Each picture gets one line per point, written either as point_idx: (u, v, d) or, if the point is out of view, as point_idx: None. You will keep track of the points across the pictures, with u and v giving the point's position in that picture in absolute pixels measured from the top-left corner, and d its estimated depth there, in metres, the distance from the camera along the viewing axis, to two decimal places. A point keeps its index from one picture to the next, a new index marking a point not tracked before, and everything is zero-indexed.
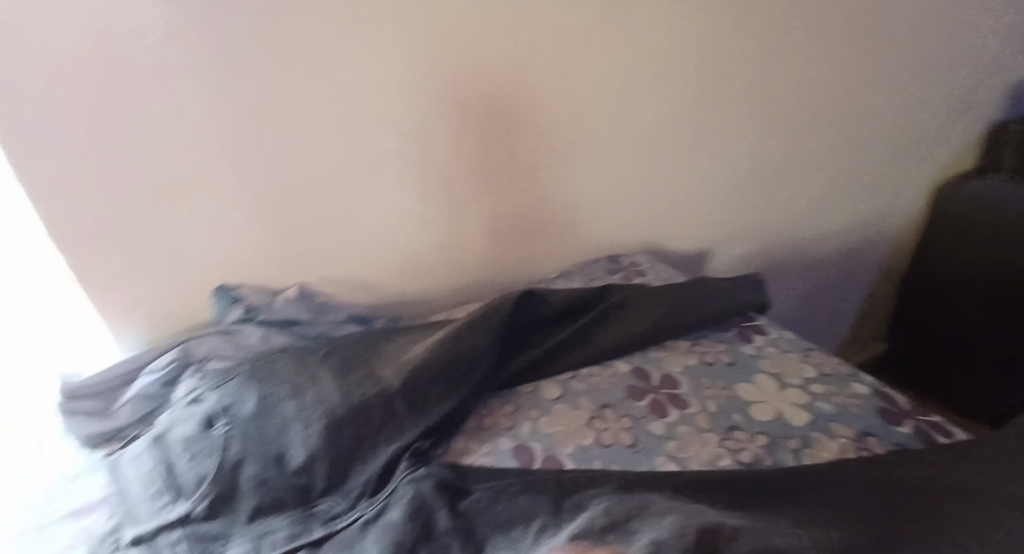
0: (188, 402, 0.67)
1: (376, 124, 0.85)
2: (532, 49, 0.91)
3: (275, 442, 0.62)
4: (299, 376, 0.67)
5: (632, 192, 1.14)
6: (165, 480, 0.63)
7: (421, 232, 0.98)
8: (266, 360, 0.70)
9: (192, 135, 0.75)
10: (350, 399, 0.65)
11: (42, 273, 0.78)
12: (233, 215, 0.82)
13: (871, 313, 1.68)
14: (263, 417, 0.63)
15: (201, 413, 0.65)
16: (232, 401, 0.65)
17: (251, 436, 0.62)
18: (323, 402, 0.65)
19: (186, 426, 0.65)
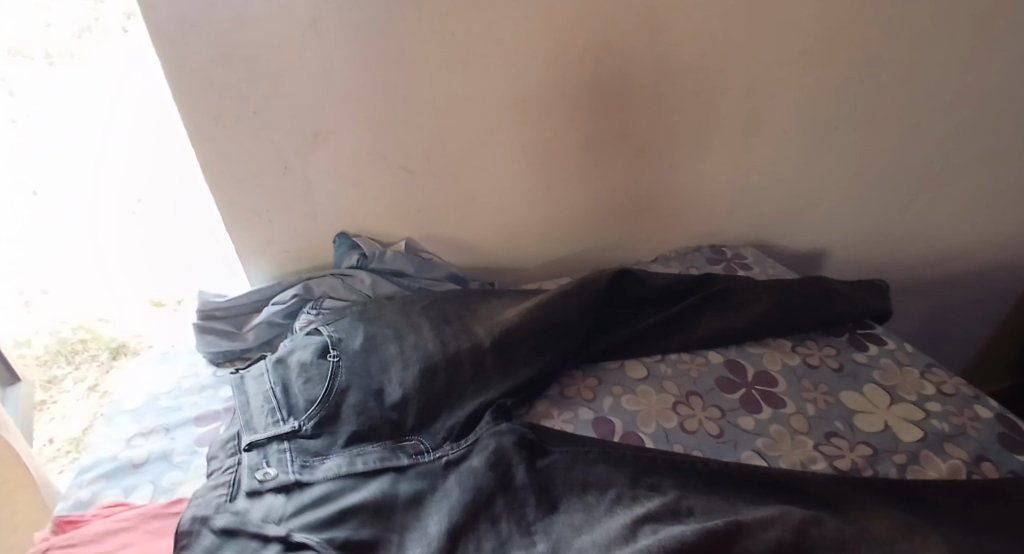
0: (307, 332, 0.75)
1: (499, 92, 0.87)
2: (667, 25, 0.88)
3: (377, 377, 0.69)
4: (402, 325, 0.75)
5: (748, 180, 1.09)
6: (279, 398, 0.68)
7: (527, 202, 0.99)
8: (376, 308, 0.79)
9: (330, 89, 0.81)
10: (446, 348, 0.72)
11: (196, 213, 0.96)
12: (356, 167, 0.88)
13: (1007, 342, 1.50)
14: (368, 352, 0.72)
15: (318, 343, 0.73)
16: (344, 336, 0.74)
17: (359, 367, 0.70)
18: (421, 348, 0.72)
19: (304, 352, 0.72)
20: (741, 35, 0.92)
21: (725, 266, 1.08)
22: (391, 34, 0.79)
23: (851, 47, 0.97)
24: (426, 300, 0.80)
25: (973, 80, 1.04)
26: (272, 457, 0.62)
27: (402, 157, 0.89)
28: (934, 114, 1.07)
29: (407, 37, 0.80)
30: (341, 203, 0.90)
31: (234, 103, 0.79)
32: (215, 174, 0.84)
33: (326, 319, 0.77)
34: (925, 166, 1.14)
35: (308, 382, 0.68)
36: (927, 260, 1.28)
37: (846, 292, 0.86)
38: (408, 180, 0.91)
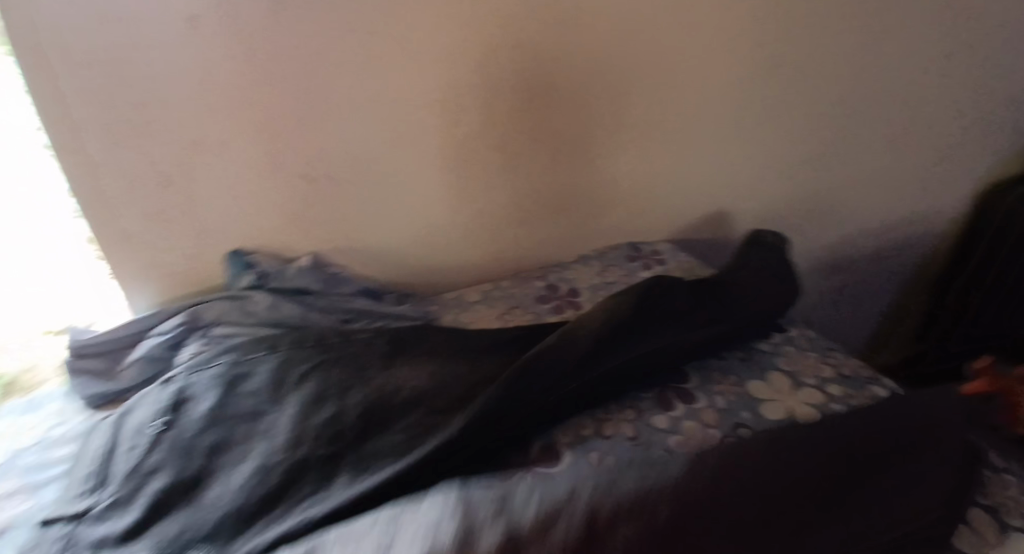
0: (162, 382, 0.68)
1: (402, 94, 0.84)
2: (571, 22, 0.87)
3: (201, 461, 0.61)
4: (265, 396, 0.65)
5: (659, 177, 1.10)
6: (99, 462, 0.62)
7: (440, 207, 0.96)
8: (247, 358, 0.68)
9: (213, 95, 0.75)
10: (302, 443, 0.61)
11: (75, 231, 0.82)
12: (249, 178, 0.82)
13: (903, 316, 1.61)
14: (213, 429, 0.63)
15: (163, 402, 0.65)
16: (195, 396, 0.65)
17: (185, 448, 0.61)
18: (271, 437, 0.62)
19: (146, 411, 0.65)
20: (644, 32, 0.93)
21: (643, 262, 1.09)
22: (278, 34, 0.74)
23: (746, 42, 1.01)
24: (305, 352, 0.69)
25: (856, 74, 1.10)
26: (59, 531, 0.57)
27: (299, 165, 0.83)
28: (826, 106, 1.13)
29: (299, 36, 0.75)
30: (234, 217, 0.84)
31: (104, 112, 0.72)
32: (89, 191, 0.76)
33: (195, 364, 0.68)
34: (818, 155, 1.21)
35: (132, 449, 0.62)
36: (828, 244, 1.35)
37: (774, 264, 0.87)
38: (308, 189, 0.86)
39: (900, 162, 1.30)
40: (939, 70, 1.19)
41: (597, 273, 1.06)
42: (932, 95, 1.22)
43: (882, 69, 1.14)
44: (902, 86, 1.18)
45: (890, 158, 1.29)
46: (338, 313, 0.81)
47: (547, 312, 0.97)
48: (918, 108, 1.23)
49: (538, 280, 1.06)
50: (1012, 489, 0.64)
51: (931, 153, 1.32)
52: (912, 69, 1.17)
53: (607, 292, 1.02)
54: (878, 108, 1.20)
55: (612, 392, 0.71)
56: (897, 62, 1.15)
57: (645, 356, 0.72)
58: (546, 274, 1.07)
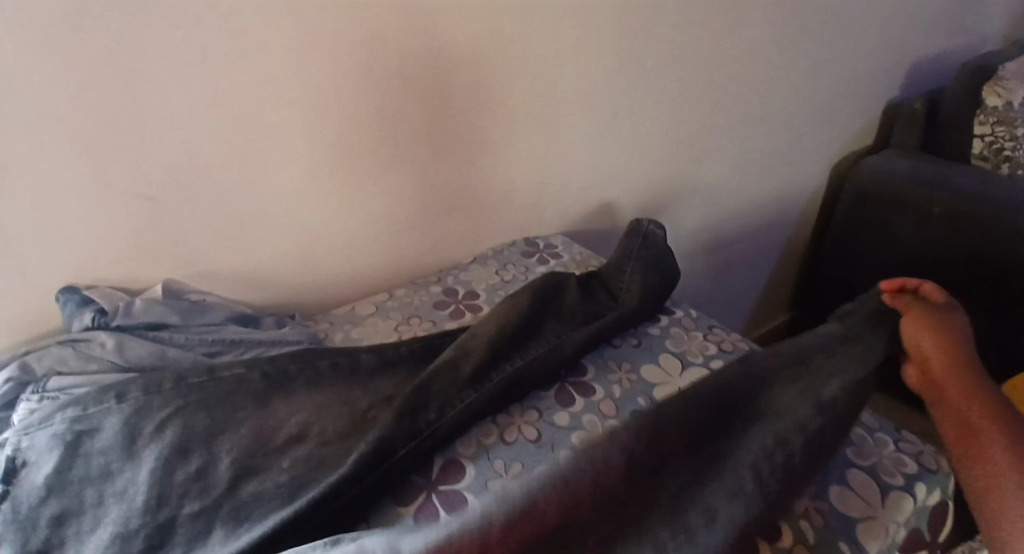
0: None
1: (257, 98, 0.76)
2: (436, 15, 0.84)
3: (45, 536, 0.51)
4: (116, 453, 0.56)
5: (543, 170, 1.09)
6: None
7: (317, 219, 0.90)
8: (94, 409, 0.57)
9: (24, 112, 0.64)
10: (166, 503, 0.53)
11: None
12: (81, 204, 0.71)
13: (782, 282, 1.73)
14: (56, 497, 0.53)
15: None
16: (31, 461, 0.55)
17: (23, 522, 0.52)
18: (127, 500, 0.53)
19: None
20: (513, 24, 0.91)
21: (539, 256, 1.08)
22: (97, 37, 0.64)
23: (614, 31, 1.02)
24: (164, 396, 0.60)
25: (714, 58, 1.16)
26: None
27: (141, 185, 0.74)
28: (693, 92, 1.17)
29: (122, 40, 0.65)
30: (66, 248, 0.73)
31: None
32: None
33: (27, 425, 0.57)
34: (693, 138, 1.26)
35: None
36: (711, 223, 1.42)
37: (663, 244, 0.87)
38: (157, 210, 0.76)
39: (764, 140, 1.38)
40: (787, 51, 1.27)
41: (493, 272, 1.04)
42: (784, 76, 1.31)
43: (738, 53, 1.20)
44: (757, 68, 1.25)
45: (756, 137, 1.36)
46: (202, 346, 0.73)
47: (445, 318, 0.94)
48: (773, 89, 1.31)
49: (434, 286, 1.02)
50: (889, 446, 0.68)
51: (789, 130, 1.41)
52: (764, 52, 1.24)
53: (504, 290, 1.00)
54: (739, 90, 1.26)
55: (518, 397, 0.69)
56: (752, 46, 1.21)
57: (545, 357, 0.71)
58: (439, 278, 1.04)
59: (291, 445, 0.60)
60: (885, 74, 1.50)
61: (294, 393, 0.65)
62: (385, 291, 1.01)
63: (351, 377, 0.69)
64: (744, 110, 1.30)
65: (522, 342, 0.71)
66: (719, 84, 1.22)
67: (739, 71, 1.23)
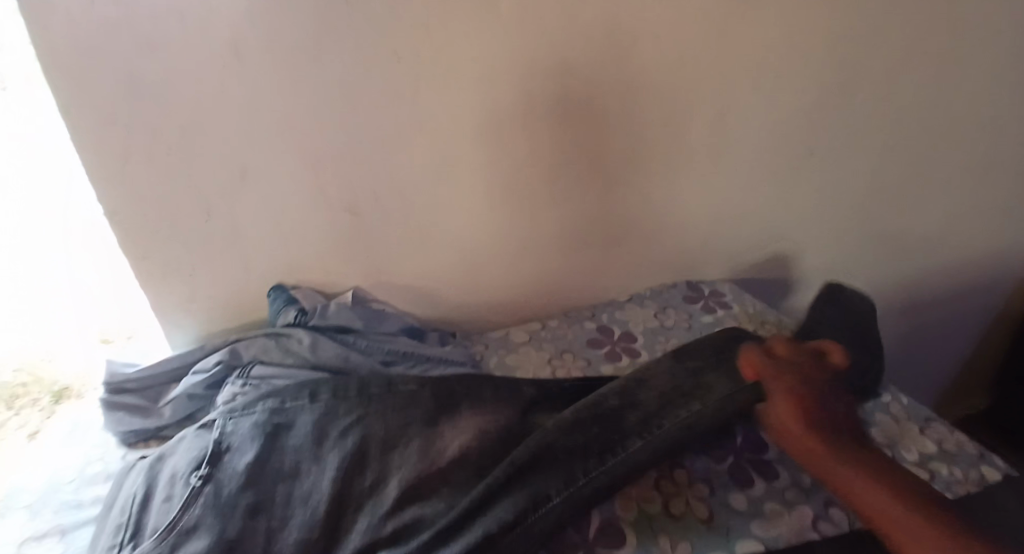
0: (201, 428, 0.65)
1: (453, 123, 0.79)
2: (635, 47, 0.82)
3: (239, 524, 0.56)
4: (306, 453, 0.61)
5: (720, 213, 1.03)
6: (135, 513, 0.58)
7: (490, 240, 0.91)
8: (291, 406, 0.65)
9: (262, 126, 0.71)
10: (344, 512, 0.58)
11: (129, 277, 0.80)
12: (295, 213, 0.78)
13: (974, 362, 1.50)
14: (252, 485, 0.59)
15: (201, 452, 0.62)
16: (234, 447, 0.62)
17: (223, 506, 0.57)
18: (312, 501, 0.58)
19: (182, 459, 0.62)
20: (712, 59, 0.87)
21: (703, 304, 1.02)
22: (328, 63, 0.70)
23: (820, 69, 0.94)
24: (347, 402, 0.65)
25: (927, 106, 1.04)
26: None
27: (347, 198, 0.79)
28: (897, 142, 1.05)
29: (353, 62, 0.71)
30: (276, 249, 0.80)
31: (149, 141, 0.69)
32: (127, 223, 0.73)
33: (232, 411, 0.65)
34: (892, 191, 1.13)
35: (168, 502, 0.58)
36: (904, 287, 1.26)
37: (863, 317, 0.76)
38: (356, 221, 0.81)
39: (981, 200, 1.20)
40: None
41: (652, 315, 0.99)
42: (1017, 129, 1.13)
43: (961, 101, 1.06)
44: (983, 119, 1.09)
45: (971, 197, 1.19)
46: (380, 354, 0.77)
47: (600, 359, 0.90)
48: (1000, 143, 1.14)
49: (589, 321, 0.99)
50: None
51: (1015, 190, 1.21)
52: (995, 101, 1.08)
53: (664, 337, 0.94)
54: (958, 143, 1.11)
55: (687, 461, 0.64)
56: (980, 94, 1.06)
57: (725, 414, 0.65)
58: (599, 313, 1.01)
59: (453, 470, 0.61)
60: None
61: (457, 413, 0.66)
62: (543, 321, 1.00)
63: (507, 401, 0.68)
64: (961, 163, 1.14)
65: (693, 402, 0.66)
66: (932, 134, 1.08)
67: (959, 121, 1.08)
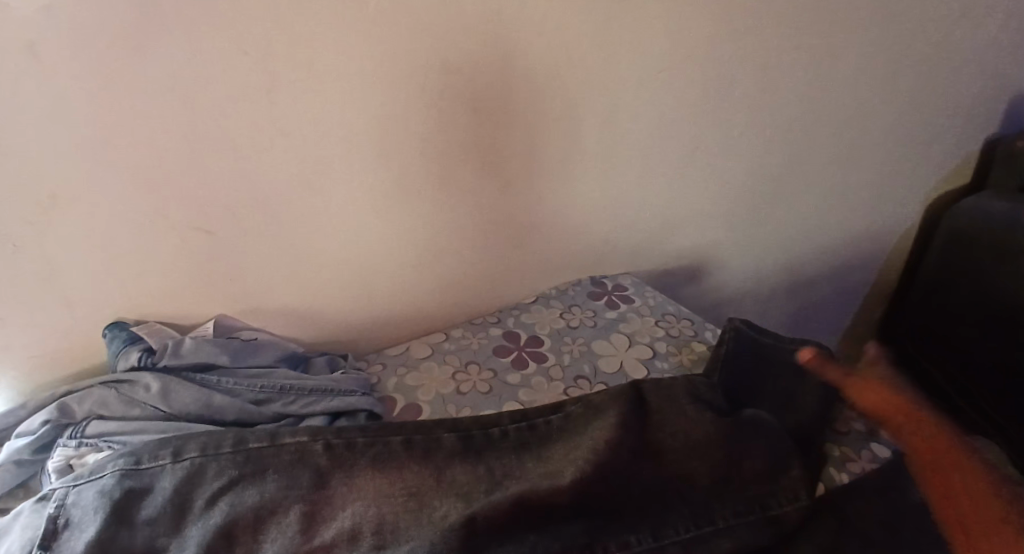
0: (37, 499, 0.54)
1: (317, 127, 0.71)
2: (511, 35, 0.77)
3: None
4: (164, 528, 0.52)
5: (617, 205, 1.01)
6: None
7: (374, 249, 0.83)
8: (153, 468, 0.55)
9: (81, 139, 0.60)
10: None
11: None
12: (136, 237, 0.67)
13: (858, 327, 1.59)
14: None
15: (33, 531, 0.51)
16: (74, 523, 0.51)
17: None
18: None
19: (15, 542, 0.51)
20: (592, 49, 0.84)
21: (607, 299, 1.00)
22: (158, 61, 0.60)
23: (700, 57, 0.93)
24: (219, 462, 0.56)
25: (802, 90, 1.07)
26: None
27: (197, 215, 0.69)
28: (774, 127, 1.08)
29: (181, 59, 0.60)
30: (116, 279, 0.68)
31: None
32: None
33: (77, 477, 0.54)
34: (777, 175, 1.15)
35: None
36: (792, 264, 1.31)
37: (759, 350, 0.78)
38: (214, 242, 0.71)
39: (856, 178, 1.26)
40: (887, 82, 1.15)
41: (558, 314, 0.96)
42: (882, 109, 1.19)
43: (832, 84, 1.09)
44: (852, 101, 1.14)
45: (847, 175, 1.24)
46: (250, 392, 0.68)
47: (506, 368, 0.85)
48: (868, 123, 1.19)
49: (492, 328, 0.93)
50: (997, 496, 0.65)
51: (882, 167, 1.28)
52: (862, 83, 1.12)
53: (571, 337, 0.91)
54: (832, 125, 1.15)
55: (620, 519, 0.59)
56: (848, 77, 1.10)
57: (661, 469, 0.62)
58: (505, 318, 0.96)
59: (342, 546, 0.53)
60: (995, 107, 1.34)
61: (354, 472, 0.58)
62: (443, 332, 0.94)
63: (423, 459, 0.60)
64: (836, 145, 1.18)
65: (632, 441, 0.61)
66: (809, 117, 1.11)
67: (832, 104, 1.12)
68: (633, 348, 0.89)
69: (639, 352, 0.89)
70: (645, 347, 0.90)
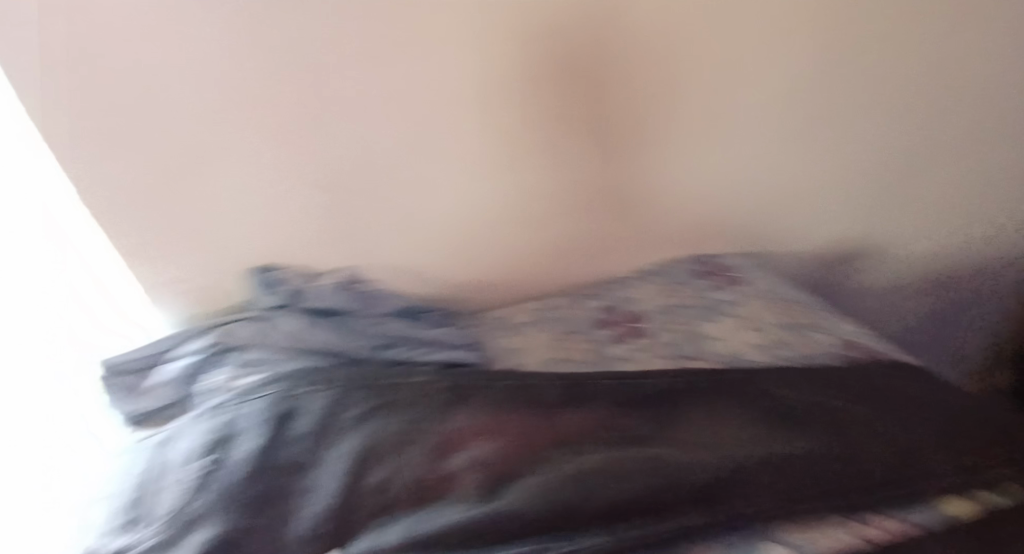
0: (208, 407, 0.60)
1: (437, 87, 0.73)
2: (643, 16, 0.74)
3: (244, 520, 0.54)
4: (316, 442, 0.58)
5: (740, 185, 0.94)
6: (145, 491, 0.56)
7: (485, 213, 0.85)
8: (307, 396, 0.61)
9: (233, 96, 0.66)
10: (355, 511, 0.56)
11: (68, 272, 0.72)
12: (276, 187, 0.73)
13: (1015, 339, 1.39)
14: (257, 478, 0.56)
15: (209, 434, 0.58)
16: (243, 432, 0.58)
17: (229, 501, 0.55)
18: (323, 493, 0.56)
19: (191, 441, 0.58)
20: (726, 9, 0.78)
21: (725, 278, 0.98)
22: (300, 24, 0.64)
23: (851, 36, 0.85)
24: (360, 393, 0.62)
25: (963, 61, 0.95)
26: None
27: (325, 171, 0.74)
28: (924, 102, 0.97)
29: (320, 21, 0.65)
30: (257, 227, 0.75)
31: (108, 121, 0.64)
32: (99, 204, 0.68)
33: (241, 394, 0.61)
34: (922, 156, 1.04)
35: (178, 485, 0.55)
36: (930, 256, 1.19)
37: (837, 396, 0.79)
38: (340, 196, 0.77)
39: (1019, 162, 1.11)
40: None
41: (662, 291, 0.95)
42: None
43: (1000, 54, 0.96)
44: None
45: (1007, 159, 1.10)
46: (371, 338, 0.73)
47: (608, 340, 0.85)
48: None
49: (593, 300, 0.94)
50: None
51: None
52: None
53: (679, 315, 0.92)
54: (994, 101, 1.02)
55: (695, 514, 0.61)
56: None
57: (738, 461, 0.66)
58: (608, 292, 0.95)
59: (468, 473, 0.59)
60: None
61: (475, 411, 0.63)
62: (545, 301, 0.95)
63: (531, 410, 0.66)
64: (997, 124, 1.05)
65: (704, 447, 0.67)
66: (966, 92, 0.99)
67: (998, 77, 0.99)
68: (749, 334, 0.89)
69: (756, 339, 0.90)
70: None
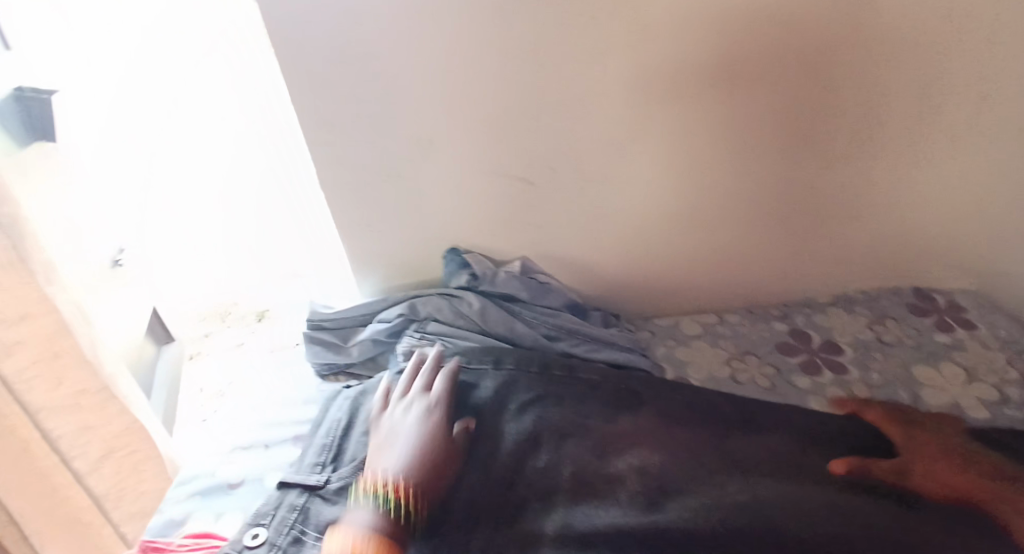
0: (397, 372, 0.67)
1: (647, 89, 0.72)
2: (865, 13, 0.70)
3: (429, 480, 0.57)
4: (486, 417, 0.62)
5: (958, 201, 0.85)
6: (338, 437, 0.62)
7: (672, 218, 0.83)
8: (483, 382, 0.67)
9: (456, 91, 0.71)
10: (516, 486, 0.57)
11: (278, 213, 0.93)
12: (478, 177, 0.78)
13: None
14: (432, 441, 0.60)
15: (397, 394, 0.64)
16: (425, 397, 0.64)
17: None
18: (489, 464, 0.58)
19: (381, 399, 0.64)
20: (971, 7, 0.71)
21: (938, 319, 0.87)
22: (526, 24, 0.67)
23: None
24: (528, 378, 0.66)
25: None
26: (283, 511, 0.55)
27: (525, 166, 0.77)
28: None
29: (544, 21, 0.67)
30: (455, 213, 0.81)
31: (349, 114, 0.72)
32: (331, 181, 0.77)
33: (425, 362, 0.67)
34: None
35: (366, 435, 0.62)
36: None
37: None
38: (534, 191, 0.79)
39: None
40: None
41: (865, 326, 0.85)
42: None
43: None
44: None
45: None
46: (544, 327, 0.76)
47: (794, 368, 0.79)
48: None
49: (778, 322, 0.88)
50: None
51: None
52: None
53: (881, 354, 0.81)
54: None
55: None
56: None
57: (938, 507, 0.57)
58: (794, 315, 0.88)
59: (633, 476, 0.57)
60: None
61: (639, 416, 0.64)
62: (722, 314, 0.91)
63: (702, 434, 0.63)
64: None
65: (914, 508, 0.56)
66: None
67: None
68: (971, 385, 0.77)
69: (983, 392, 0.76)
70: (989, 388, 0.77)
